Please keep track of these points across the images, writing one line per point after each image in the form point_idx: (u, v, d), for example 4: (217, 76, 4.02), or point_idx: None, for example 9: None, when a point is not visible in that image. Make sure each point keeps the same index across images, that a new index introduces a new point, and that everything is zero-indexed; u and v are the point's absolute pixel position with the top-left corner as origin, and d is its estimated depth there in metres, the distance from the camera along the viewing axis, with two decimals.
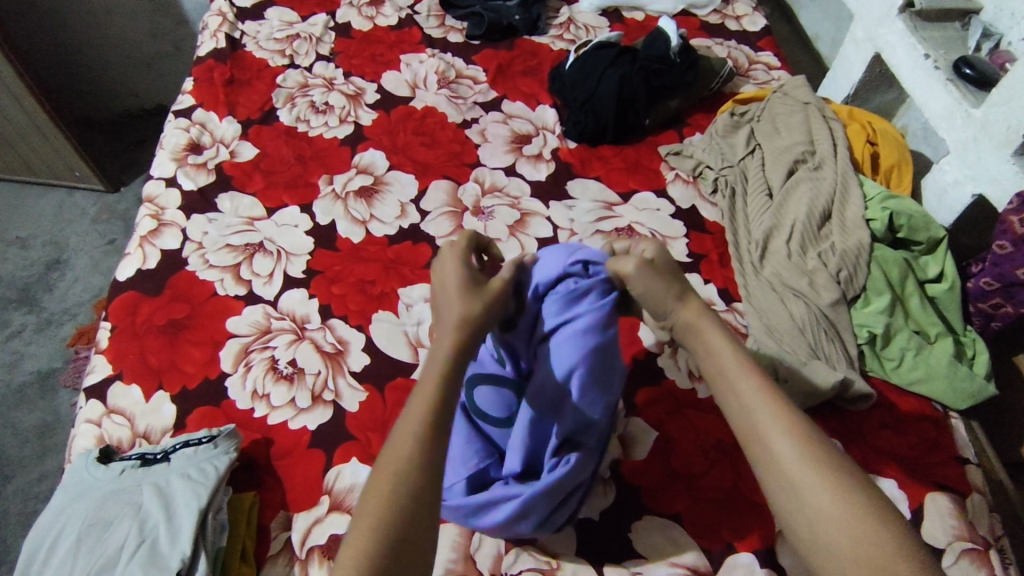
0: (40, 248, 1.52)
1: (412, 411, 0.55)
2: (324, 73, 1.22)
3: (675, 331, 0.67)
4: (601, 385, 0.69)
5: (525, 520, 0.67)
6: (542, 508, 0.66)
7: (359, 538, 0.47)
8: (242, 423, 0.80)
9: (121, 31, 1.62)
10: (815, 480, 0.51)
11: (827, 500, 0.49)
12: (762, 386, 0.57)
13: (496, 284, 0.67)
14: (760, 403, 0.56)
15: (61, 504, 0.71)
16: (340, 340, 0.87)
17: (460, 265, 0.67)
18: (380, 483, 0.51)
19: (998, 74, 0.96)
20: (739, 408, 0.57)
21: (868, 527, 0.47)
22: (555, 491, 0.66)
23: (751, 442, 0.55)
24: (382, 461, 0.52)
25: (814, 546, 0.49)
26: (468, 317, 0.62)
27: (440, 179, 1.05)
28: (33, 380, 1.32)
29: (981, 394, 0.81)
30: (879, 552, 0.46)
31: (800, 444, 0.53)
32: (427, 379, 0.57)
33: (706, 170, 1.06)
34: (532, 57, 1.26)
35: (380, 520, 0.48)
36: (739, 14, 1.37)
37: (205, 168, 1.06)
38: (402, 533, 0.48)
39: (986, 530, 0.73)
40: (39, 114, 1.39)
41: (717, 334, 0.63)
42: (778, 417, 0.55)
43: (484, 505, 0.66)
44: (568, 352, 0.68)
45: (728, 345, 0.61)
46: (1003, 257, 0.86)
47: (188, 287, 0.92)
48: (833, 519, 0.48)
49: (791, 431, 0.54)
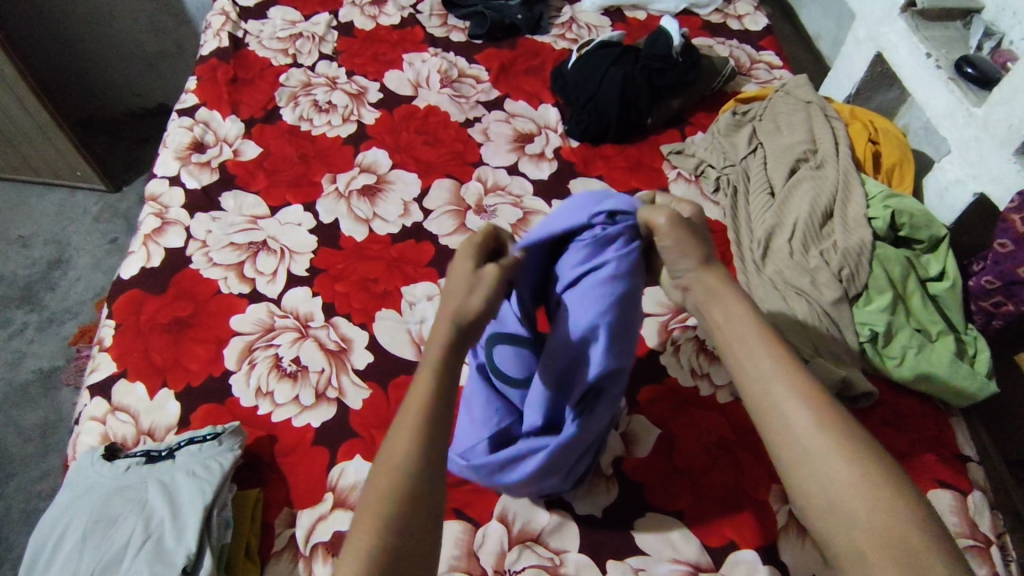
0: (42, 247, 1.52)
1: (406, 409, 0.54)
2: (328, 72, 1.22)
3: (690, 292, 0.65)
4: (622, 337, 0.66)
5: (545, 473, 0.67)
6: (564, 462, 0.67)
7: (358, 535, 0.48)
8: (246, 420, 0.80)
9: (124, 31, 1.63)
10: (829, 449, 0.50)
11: (839, 469, 0.49)
12: (778, 355, 0.56)
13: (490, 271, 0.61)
14: (774, 369, 0.55)
15: (66, 501, 0.71)
16: (344, 338, 0.87)
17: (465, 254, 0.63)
18: (376, 485, 0.50)
19: (1000, 73, 0.96)
20: (755, 380, 0.56)
21: (885, 501, 0.47)
22: (573, 445, 0.67)
23: (764, 411, 0.54)
24: (380, 460, 0.52)
25: (827, 518, 0.49)
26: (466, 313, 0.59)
27: (443, 178, 1.06)
28: (35, 379, 1.32)
29: (983, 392, 0.81)
30: (891, 516, 0.47)
31: (816, 415, 0.52)
32: (422, 373, 0.56)
33: (708, 169, 1.07)
34: (535, 56, 1.27)
35: (378, 520, 0.48)
36: (741, 13, 1.37)
37: (209, 166, 1.07)
38: (403, 532, 0.48)
39: (988, 528, 0.74)
40: (42, 114, 1.39)
41: (734, 300, 0.61)
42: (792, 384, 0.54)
43: (512, 460, 0.67)
44: (590, 307, 0.64)
45: (747, 314, 0.59)
46: (1005, 256, 0.86)
47: (192, 285, 0.92)
48: (849, 492, 0.48)
49: (809, 402, 0.53)
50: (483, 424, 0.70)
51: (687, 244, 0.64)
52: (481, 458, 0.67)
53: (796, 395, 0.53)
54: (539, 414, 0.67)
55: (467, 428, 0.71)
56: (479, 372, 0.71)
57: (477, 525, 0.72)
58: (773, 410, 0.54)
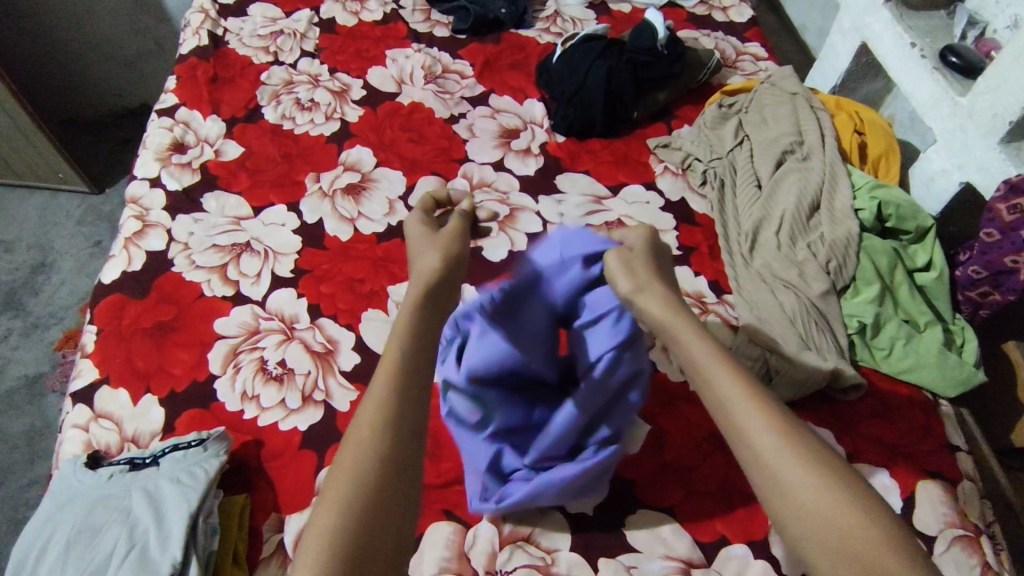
0: (25, 252, 1.50)
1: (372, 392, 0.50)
2: (310, 69, 1.21)
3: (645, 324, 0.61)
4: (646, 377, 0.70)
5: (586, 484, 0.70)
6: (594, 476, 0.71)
7: (323, 518, 0.44)
8: (231, 424, 0.79)
9: (104, 29, 1.60)
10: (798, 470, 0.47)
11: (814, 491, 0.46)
12: (730, 364, 0.54)
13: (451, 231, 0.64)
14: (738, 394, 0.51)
15: (48, 511, 0.69)
16: (330, 339, 0.86)
17: (415, 219, 0.67)
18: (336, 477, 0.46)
19: (983, 62, 0.97)
20: (715, 402, 0.52)
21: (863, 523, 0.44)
22: (603, 467, 0.70)
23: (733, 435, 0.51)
24: (347, 445, 0.48)
25: (796, 523, 0.46)
26: (430, 269, 0.59)
27: (428, 175, 1.04)
28: (21, 385, 1.30)
29: (971, 380, 0.81)
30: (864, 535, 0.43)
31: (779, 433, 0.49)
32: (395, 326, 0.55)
33: (695, 162, 1.06)
34: (520, 50, 1.26)
35: (335, 522, 0.43)
36: (726, 5, 1.36)
37: (190, 167, 1.05)
38: (365, 531, 0.44)
39: (977, 517, 0.74)
40: (20, 116, 1.36)
41: (664, 313, 0.58)
42: (752, 405, 0.50)
43: (542, 489, 0.68)
44: (605, 339, 0.65)
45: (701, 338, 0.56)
46: (991, 246, 0.87)
47: (174, 288, 0.91)
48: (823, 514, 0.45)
49: (767, 415, 0.50)
50: (482, 457, 0.69)
51: (625, 282, 0.61)
52: (516, 496, 0.68)
53: (747, 393, 0.51)
54: (561, 445, 0.68)
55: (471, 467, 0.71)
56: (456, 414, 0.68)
57: (467, 526, 0.72)
58: (737, 433, 0.50)
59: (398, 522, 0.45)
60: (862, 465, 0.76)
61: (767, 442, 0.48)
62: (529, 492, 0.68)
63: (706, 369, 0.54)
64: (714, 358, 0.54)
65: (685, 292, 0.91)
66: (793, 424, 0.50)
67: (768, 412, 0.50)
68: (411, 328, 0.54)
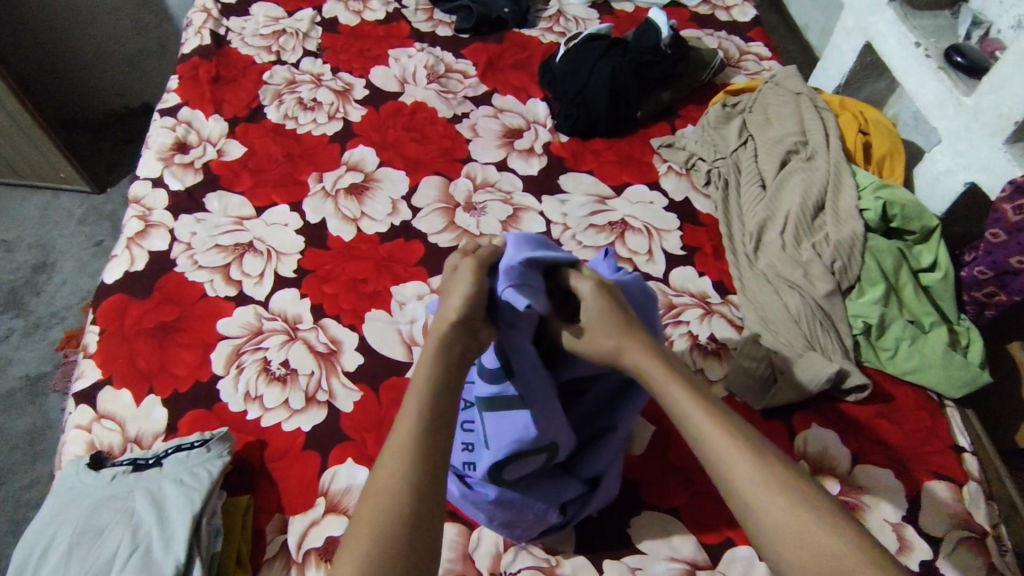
0: (27, 252, 1.50)
1: (383, 465, 0.49)
2: (312, 68, 1.20)
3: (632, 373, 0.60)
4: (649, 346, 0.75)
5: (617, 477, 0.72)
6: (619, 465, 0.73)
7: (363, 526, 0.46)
8: (235, 425, 0.79)
9: (105, 29, 1.60)
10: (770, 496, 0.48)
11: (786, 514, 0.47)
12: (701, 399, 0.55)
13: (470, 263, 0.61)
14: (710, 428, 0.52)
15: (50, 512, 0.69)
16: (333, 340, 0.86)
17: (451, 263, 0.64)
18: (347, 555, 0.45)
19: (988, 62, 0.96)
20: (692, 434, 0.53)
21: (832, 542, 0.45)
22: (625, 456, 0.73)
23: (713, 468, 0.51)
24: (360, 514, 0.47)
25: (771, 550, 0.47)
26: (448, 318, 0.58)
27: (431, 175, 1.04)
28: (21, 386, 1.30)
29: (977, 381, 0.81)
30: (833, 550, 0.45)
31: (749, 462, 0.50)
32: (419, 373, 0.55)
33: (699, 162, 1.06)
34: (523, 49, 1.25)
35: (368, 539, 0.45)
36: (729, 5, 1.36)
37: (193, 167, 1.05)
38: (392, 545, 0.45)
39: (983, 519, 0.74)
40: (21, 115, 1.36)
41: (643, 355, 0.58)
42: (725, 441, 0.51)
43: (602, 489, 0.70)
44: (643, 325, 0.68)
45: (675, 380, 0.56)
46: (998, 246, 0.86)
47: (177, 288, 0.91)
48: (792, 536, 0.46)
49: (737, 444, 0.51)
50: (548, 496, 0.68)
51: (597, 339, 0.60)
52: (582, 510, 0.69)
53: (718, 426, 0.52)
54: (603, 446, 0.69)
55: (530, 516, 0.67)
56: (486, 465, 0.65)
57: (471, 528, 0.71)
58: (712, 465, 0.51)
59: (419, 535, 0.46)
60: (867, 466, 0.76)
61: (738, 469, 0.50)
62: (595, 501, 0.70)
63: (677, 407, 0.55)
64: (685, 396, 0.55)
65: (689, 293, 0.91)
66: (762, 451, 0.51)
67: (737, 439, 0.51)
68: (427, 382, 0.54)
